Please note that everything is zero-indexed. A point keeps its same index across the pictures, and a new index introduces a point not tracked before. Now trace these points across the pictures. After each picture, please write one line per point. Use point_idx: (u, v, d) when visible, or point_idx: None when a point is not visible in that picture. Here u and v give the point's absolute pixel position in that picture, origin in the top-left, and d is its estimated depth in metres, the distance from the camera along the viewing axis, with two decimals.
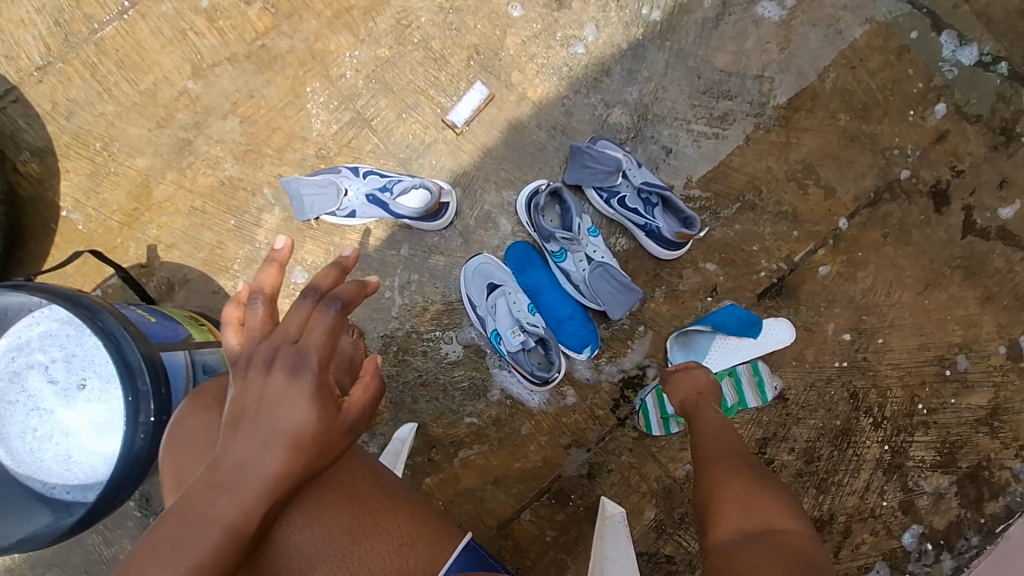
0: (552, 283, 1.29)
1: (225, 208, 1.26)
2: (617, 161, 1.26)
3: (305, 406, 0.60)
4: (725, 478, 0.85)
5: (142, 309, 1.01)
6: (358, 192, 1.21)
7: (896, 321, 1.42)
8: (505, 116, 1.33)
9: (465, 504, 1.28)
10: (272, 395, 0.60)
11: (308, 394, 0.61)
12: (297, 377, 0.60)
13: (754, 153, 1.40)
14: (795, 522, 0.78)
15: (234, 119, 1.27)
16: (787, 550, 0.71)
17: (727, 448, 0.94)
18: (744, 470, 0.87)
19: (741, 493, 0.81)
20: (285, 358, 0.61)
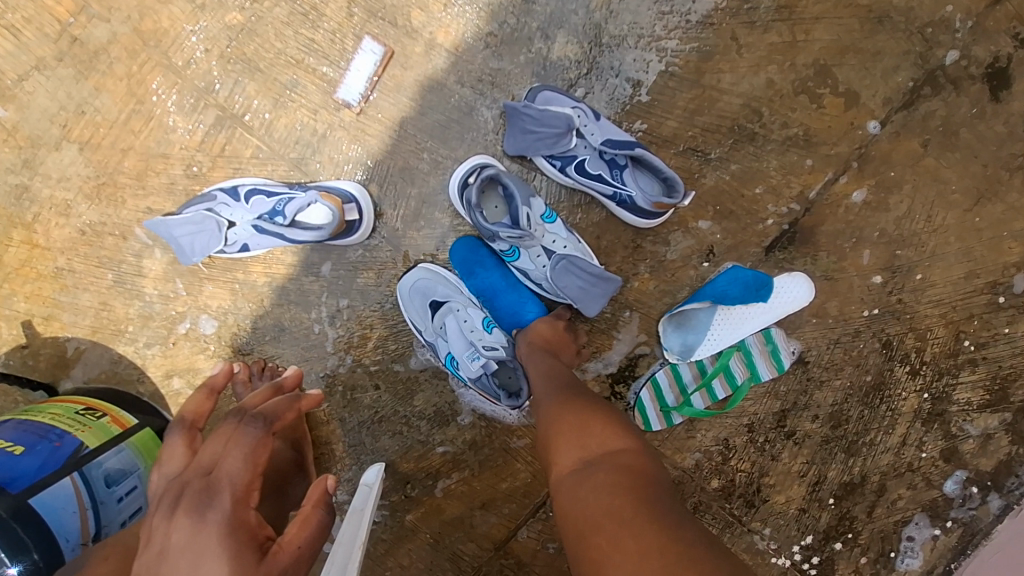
0: (509, 284, 1.04)
1: (97, 262, 1.03)
2: (567, 119, 0.96)
3: (216, 552, 0.48)
4: (563, 414, 0.74)
5: (17, 430, 0.84)
6: (244, 222, 0.96)
7: (939, 249, 1.11)
8: (413, 75, 1.01)
9: (456, 535, 1.12)
10: (176, 546, 0.49)
11: (217, 544, 0.49)
12: (205, 516, 0.50)
13: (749, 63, 1.05)
14: (628, 438, 0.70)
15: (70, 147, 1.00)
16: (619, 469, 0.64)
17: (561, 385, 0.82)
18: (576, 401, 0.76)
19: (573, 425, 0.71)
20: (192, 494, 0.52)
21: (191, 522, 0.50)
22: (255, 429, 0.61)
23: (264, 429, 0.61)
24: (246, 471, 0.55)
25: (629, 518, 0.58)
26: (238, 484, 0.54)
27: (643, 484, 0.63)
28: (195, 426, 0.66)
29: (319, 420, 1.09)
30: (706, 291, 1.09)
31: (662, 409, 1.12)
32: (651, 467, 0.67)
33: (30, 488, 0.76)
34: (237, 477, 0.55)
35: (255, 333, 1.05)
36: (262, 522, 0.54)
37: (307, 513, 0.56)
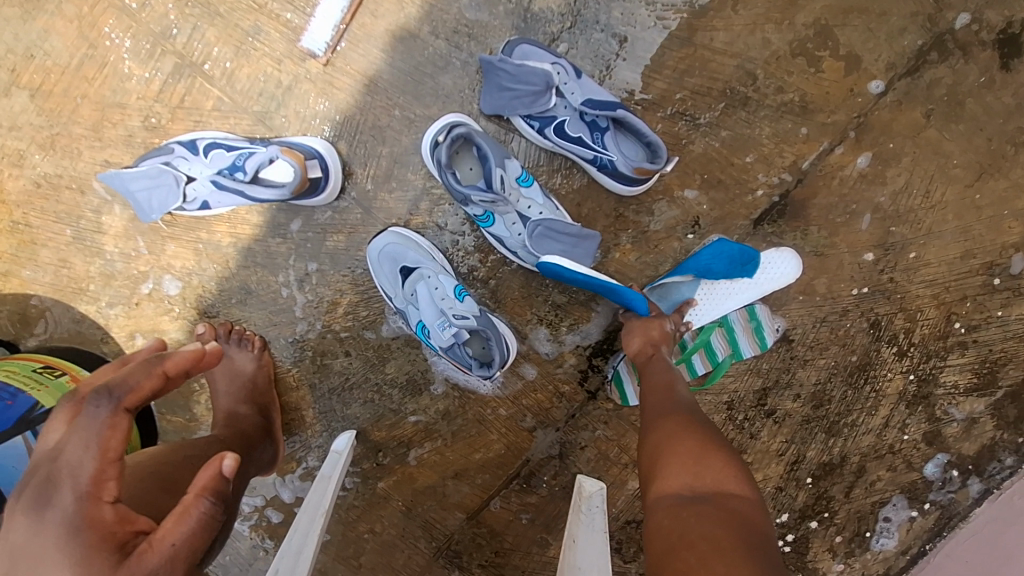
0: (607, 286, 0.90)
1: (52, 216, 0.99)
2: (545, 75, 0.91)
3: (61, 557, 0.46)
4: (678, 434, 0.74)
5: None
6: (203, 177, 0.92)
7: (936, 227, 1.05)
8: (383, 25, 0.95)
9: (427, 502, 1.11)
10: (20, 544, 0.47)
11: (60, 550, 0.46)
12: (47, 514, 0.47)
13: (745, 22, 0.99)
14: (744, 485, 0.68)
15: (21, 94, 0.95)
16: (729, 512, 0.63)
17: (680, 401, 0.81)
18: (694, 426, 0.75)
19: (692, 450, 0.71)
20: (35, 487, 0.48)
21: (33, 524, 0.47)
22: (101, 411, 0.49)
23: (111, 407, 0.50)
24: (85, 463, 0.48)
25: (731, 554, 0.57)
26: (83, 479, 0.48)
27: (752, 533, 0.61)
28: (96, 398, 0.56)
29: (288, 386, 1.06)
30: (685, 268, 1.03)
31: None
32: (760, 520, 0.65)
33: None
34: (82, 469, 0.48)
35: (220, 295, 1.02)
36: (132, 517, 0.49)
37: (182, 507, 0.49)
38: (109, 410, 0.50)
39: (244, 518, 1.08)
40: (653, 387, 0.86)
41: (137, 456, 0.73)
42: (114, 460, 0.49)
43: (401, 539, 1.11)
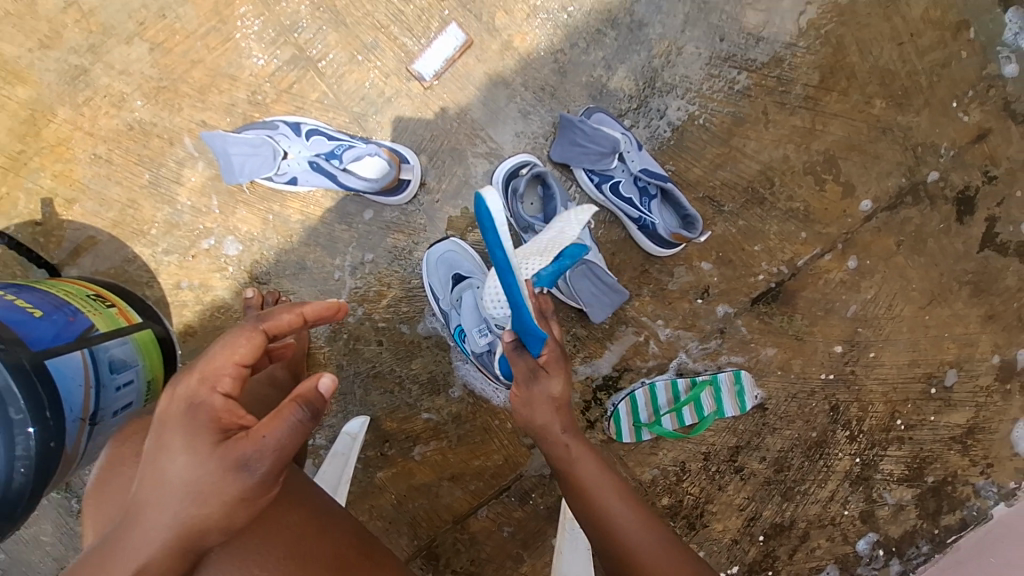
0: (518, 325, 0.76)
1: (136, 159, 1.05)
2: (614, 142, 1.05)
3: (180, 432, 0.58)
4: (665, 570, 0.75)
5: (23, 298, 0.82)
6: (300, 156, 1.01)
7: (892, 335, 1.25)
8: (484, 69, 1.09)
9: (417, 500, 1.16)
10: (160, 420, 0.60)
11: (184, 426, 0.59)
12: (178, 400, 0.60)
13: (773, 137, 1.18)
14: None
15: (141, 45, 1.03)
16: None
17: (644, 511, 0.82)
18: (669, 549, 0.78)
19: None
20: (178, 381, 0.61)
21: (171, 406, 0.60)
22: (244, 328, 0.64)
23: (252, 326, 0.65)
24: (218, 364, 0.61)
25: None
26: (207, 372, 0.61)
27: None
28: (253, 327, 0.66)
29: (316, 362, 1.12)
30: (547, 276, 0.78)
31: (635, 423, 1.19)
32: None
33: (46, 350, 0.76)
34: (212, 366, 0.61)
35: (276, 266, 1.09)
36: (237, 411, 0.60)
37: (279, 408, 0.57)
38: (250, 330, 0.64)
39: None
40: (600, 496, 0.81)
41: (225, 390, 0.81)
42: (240, 364, 0.62)
43: (384, 531, 1.15)
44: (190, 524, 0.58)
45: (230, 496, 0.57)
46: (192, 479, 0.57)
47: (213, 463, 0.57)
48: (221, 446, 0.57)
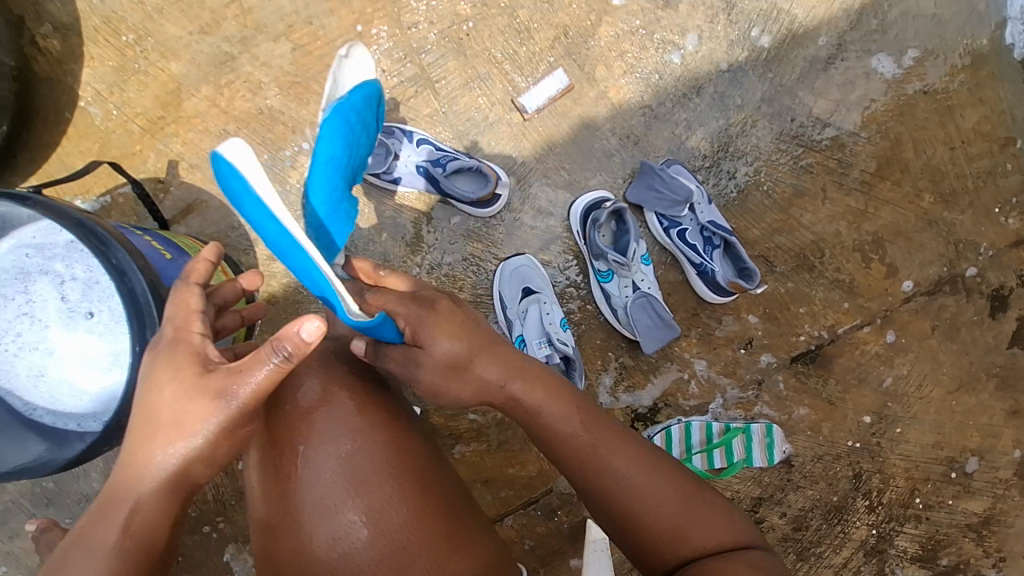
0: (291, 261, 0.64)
1: (259, 140, 1.17)
2: (688, 193, 1.16)
3: (163, 374, 0.64)
4: (668, 511, 0.75)
5: (157, 241, 0.92)
6: (410, 159, 1.13)
7: (919, 414, 1.31)
8: (579, 111, 1.21)
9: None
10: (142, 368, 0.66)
11: (164, 367, 0.64)
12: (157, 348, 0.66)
13: (828, 213, 1.28)
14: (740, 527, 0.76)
15: (286, 45, 1.17)
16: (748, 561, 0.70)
17: (635, 448, 0.80)
18: (668, 484, 0.77)
19: (680, 519, 0.74)
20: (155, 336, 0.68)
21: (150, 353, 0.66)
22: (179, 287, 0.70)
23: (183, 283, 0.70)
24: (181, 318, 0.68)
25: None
26: (177, 319, 0.67)
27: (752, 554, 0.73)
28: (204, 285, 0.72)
29: None
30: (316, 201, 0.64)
31: None
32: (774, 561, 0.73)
33: None
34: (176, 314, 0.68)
35: (363, 254, 1.19)
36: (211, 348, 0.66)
37: (258, 351, 0.61)
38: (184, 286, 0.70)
39: None
40: (581, 449, 0.79)
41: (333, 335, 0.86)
42: (194, 309, 0.68)
43: None
44: (188, 461, 0.65)
45: (221, 432, 0.65)
46: (172, 414, 0.64)
47: (187, 391, 0.63)
48: (205, 378, 0.64)
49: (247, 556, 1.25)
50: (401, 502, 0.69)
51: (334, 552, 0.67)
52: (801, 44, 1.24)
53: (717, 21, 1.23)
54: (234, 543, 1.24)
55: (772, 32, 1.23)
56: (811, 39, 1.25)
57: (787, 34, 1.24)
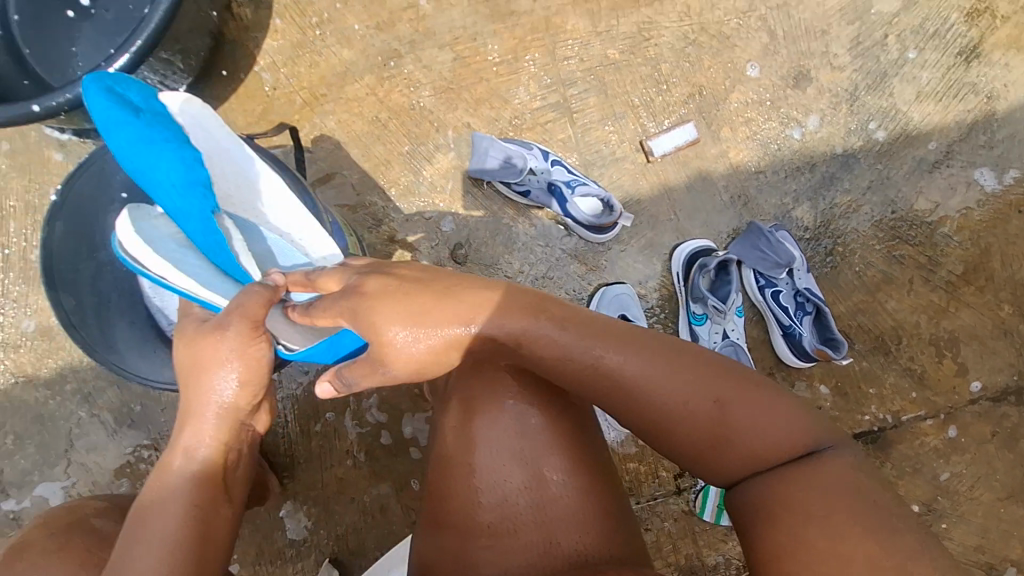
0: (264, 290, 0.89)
1: (406, 132, 1.28)
2: (792, 258, 1.23)
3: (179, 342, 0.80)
4: (711, 431, 0.69)
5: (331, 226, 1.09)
6: (542, 176, 1.21)
7: (967, 514, 1.34)
8: (698, 165, 1.31)
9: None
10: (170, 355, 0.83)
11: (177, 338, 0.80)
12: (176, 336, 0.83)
13: (910, 303, 1.35)
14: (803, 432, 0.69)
15: (448, 53, 1.27)
16: (812, 475, 0.65)
17: (661, 356, 0.71)
18: (707, 402, 0.69)
19: (710, 424, 0.69)
20: None
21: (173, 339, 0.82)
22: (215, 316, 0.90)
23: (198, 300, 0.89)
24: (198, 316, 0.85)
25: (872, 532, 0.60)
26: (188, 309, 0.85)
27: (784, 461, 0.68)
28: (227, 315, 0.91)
29: None
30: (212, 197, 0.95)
31: (718, 505, 1.28)
32: (851, 468, 0.66)
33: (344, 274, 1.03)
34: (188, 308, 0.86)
35: (477, 255, 1.28)
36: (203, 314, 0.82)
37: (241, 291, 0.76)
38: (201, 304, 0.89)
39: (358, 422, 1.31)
40: (601, 376, 0.72)
41: None
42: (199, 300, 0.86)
43: None
44: (205, 390, 0.75)
45: (222, 358, 0.74)
46: (188, 357, 0.76)
47: (192, 343, 0.77)
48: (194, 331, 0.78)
49: (301, 516, 1.31)
50: (571, 471, 0.75)
51: (514, 501, 0.74)
52: (912, 144, 1.33)
53: (840, 108, 1.32)
54: (292, 500, 1.31)
55: (889, 128, 1.32)
56: (922, 142, 1.33)
57: (902, 133, 1.33)
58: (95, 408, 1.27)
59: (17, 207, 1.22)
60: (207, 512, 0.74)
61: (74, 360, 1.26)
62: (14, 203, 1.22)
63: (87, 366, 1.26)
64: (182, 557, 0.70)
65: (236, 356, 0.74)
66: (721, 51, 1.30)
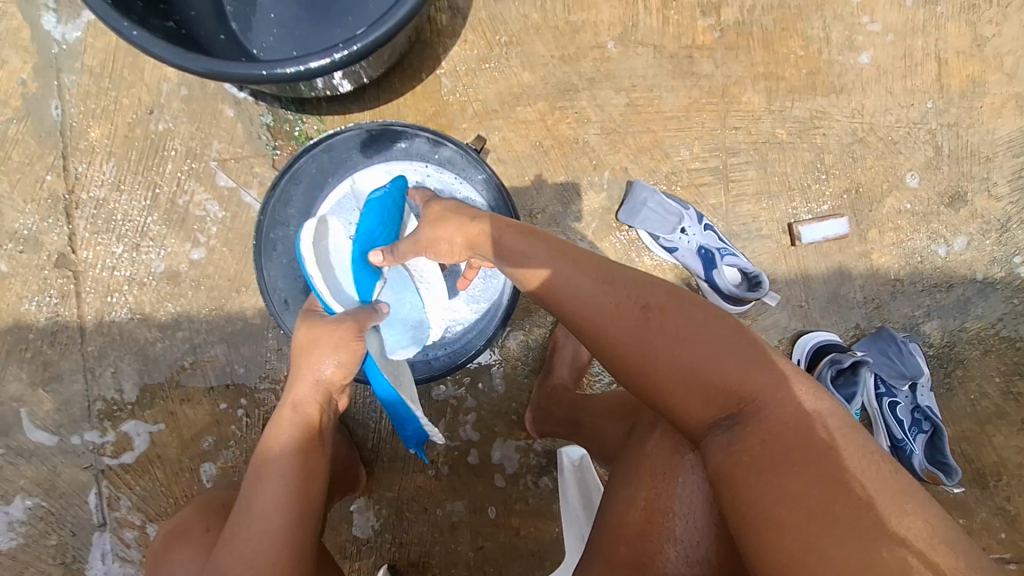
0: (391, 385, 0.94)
1: (565, 164, 1.29)
2: (919, 373, 1.24)
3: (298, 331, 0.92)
4: (659, 362, 0.70)
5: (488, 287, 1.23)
6: (694, 237, 1.21)
7: None
8: (839, 259, 1.32)
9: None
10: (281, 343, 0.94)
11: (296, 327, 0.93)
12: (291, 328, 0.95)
13: (1017, 443, 1.33)
14: (756, 372, 0.68)
15: (624, 98, 1.29)
16: (769, 428, 0.65)
17: (644, 299, 0.73)
18: (658, 332, 0.70)
19: (675, 365, 0.69)
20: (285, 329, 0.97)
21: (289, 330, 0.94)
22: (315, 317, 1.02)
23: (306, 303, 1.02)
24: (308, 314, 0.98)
25: (855, 506, 0.58)
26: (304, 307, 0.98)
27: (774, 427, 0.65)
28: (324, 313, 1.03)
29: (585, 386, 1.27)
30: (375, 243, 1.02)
31: None
32: (858, 450, 0.63)
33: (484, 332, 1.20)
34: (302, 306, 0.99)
35: None
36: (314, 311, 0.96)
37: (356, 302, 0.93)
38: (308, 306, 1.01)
39: (450, 434, 1.29)
40: (596, 321, 0.74)
41: None
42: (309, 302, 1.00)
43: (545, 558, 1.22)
44: (319, 366, 0.87)
45: (335, 340, 0.87)
46: (309, 337, 0.89)
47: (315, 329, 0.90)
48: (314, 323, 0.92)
49: (370, 515, 1.29)
50: None
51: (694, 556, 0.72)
52: None
53: (988, 236, 1.33)
54: (366, 497, 1.28)
55: None
56: None
57: None
58: (198, 361, 1.25)
59: (178, 151, 1.23)
60: (312, 464, 0.82)
61: (189, 309, 1.24)
62: (176, 147, 1.23)
63: (201, 318, 1.25)
64: (295, 500, 0.78)
65: (346, 343, 0.88)
66: (884, 155, 1.32)
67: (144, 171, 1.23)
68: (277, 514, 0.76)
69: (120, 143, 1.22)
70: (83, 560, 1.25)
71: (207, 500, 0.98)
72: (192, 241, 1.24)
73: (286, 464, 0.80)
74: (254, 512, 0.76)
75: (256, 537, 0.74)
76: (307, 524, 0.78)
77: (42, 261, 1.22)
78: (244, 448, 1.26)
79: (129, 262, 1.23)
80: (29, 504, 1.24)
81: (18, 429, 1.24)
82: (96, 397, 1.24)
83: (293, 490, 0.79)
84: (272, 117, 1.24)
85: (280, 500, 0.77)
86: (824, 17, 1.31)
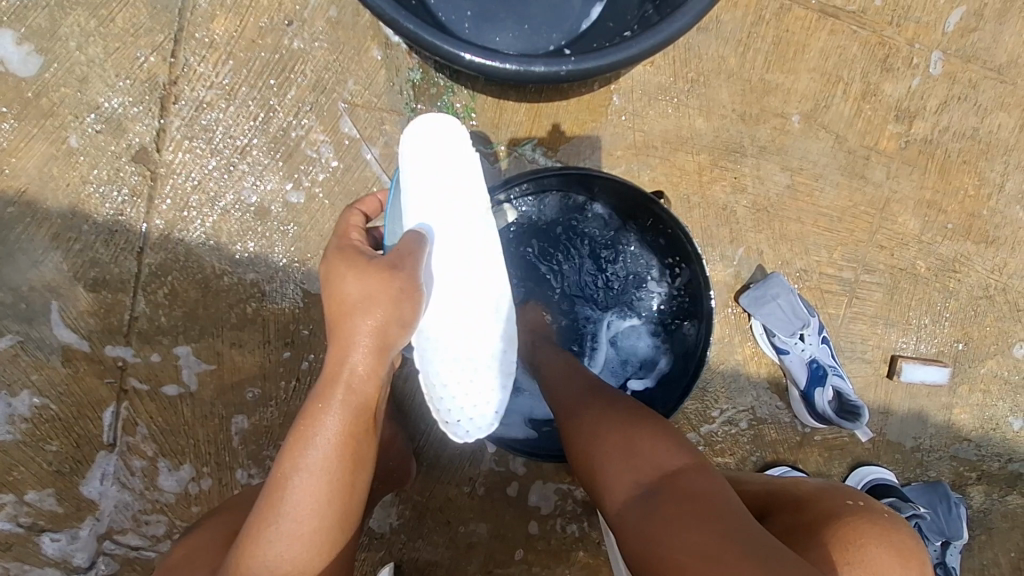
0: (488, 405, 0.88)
1: (705, 226, 1.20)
2: (957, 538, 1.25)
3: (345, 281, 0.73)
4: (605, 444, 0.77)
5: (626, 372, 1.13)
6: (810, 348, 1.19)
7: None
8: (924, 403, 1.30)
9: None
10: (321, 286, 0.77)
11: (337, 272, 0.75)
12: (329, 265, 0.77)
13: None
14: (680, 453, 0.74)
15: (788, 178, 1.20)
16: (688, 495, 0.68)
17: (605, 397, 0.85)
18: (618, 413, 0.81)
19: (606, 444, 0.77)
20: (322, 267, 0.78)
21: (329, 278, 0.75)
22: (337, 245, 0.79)
23: (340, 238, 0.80)
24: (339, 250, 0.78)
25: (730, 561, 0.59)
26: (340, 244, 0.79)
27: (688, 499, 0.68)
28: (354, 244, 0.79)
29: None
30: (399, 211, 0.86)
31: None
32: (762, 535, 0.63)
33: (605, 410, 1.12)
34: (337, 243, 0.79)
35: None
36: (347, 247, 0.78)
37: (396, 261, 0.71)
38: (337, 244, 0.79)
39: (496, 456, 1.25)
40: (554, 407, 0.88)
41: (813, 479, 0.85)
42: (347, 242, 0.79)
43: None
44: (376, 326, 0.71)
45: (394, 291, 0.70)
46: (360, 290, 0.71)
47: (365, 288, 0.71)
48: (355, 276, 0.72)
49: (391, 511, 1.24)
50: None
51: None
52: None
53: None
54: (393, 494, 1.23)
55: None
56: None
57: None
58: (263, 308, 1.14)
59: (306, 78, 1.09)
60: (358, 450, 0.75)
61: (269, 250, 1.12)
62: (306, 73, 1.09)
63: (278, 265, 1.13)
64: (340, 487, 0.73)
65: (409, 293, 0.71)
66: (1004, 318, 1.30)
67: (262, 87, 1.09)
68: (314, 500, 0.71)
69: (244, 48, 1.08)
70: (79, 474, 1.16)
71: (228, 520, 0.85)
72: (294, 181, 1.11)
73: (328, 457, 0.72)
74: (289, 508, 0.71)
75: (291, 521, 0.70)
76: (342, 519, 0.75)
77: (121, 149, 1.09)
78: (283, 411, 1.17)
79: (218, 181, 1.10)
80: (37, 400, 1.13)
81: (45, 320, 1.12)
82: (142, 314, 1.13)
83: (334, 487, 0.73)
84: (421, 75, 1.10)
85: (322, 496, 0.72)
86: (1007, 163, 1.24)
